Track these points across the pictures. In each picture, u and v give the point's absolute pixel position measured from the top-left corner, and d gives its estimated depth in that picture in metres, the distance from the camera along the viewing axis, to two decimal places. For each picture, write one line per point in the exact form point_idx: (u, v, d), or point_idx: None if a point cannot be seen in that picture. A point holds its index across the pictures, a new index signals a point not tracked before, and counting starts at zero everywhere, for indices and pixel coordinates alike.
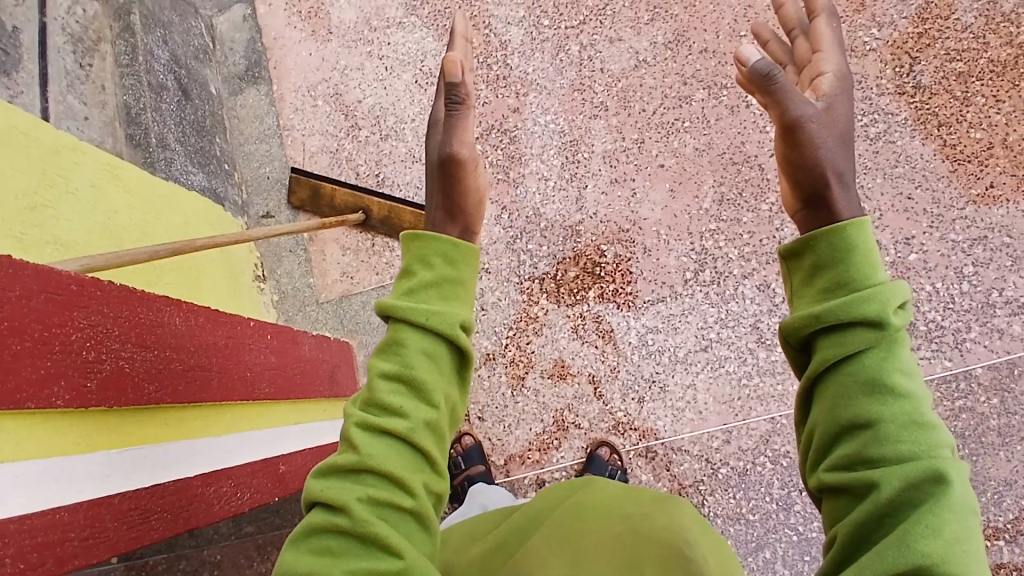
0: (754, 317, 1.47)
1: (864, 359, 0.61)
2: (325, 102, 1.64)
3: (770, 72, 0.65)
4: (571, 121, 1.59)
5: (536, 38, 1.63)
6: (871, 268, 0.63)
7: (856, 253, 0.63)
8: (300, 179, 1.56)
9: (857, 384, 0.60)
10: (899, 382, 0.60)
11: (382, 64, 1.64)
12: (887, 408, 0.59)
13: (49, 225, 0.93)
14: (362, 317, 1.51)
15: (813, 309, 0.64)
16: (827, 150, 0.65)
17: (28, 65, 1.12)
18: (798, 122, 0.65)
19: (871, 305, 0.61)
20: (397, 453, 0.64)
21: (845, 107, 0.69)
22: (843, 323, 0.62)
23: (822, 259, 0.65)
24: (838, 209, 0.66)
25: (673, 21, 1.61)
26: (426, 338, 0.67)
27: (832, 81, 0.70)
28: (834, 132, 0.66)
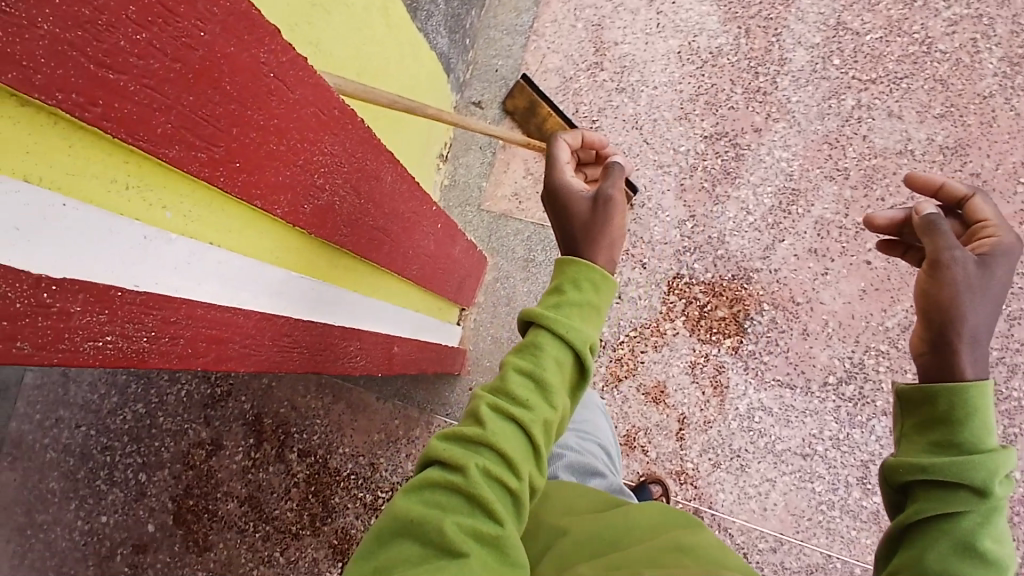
0: (870, 455, 1.37)
1: (961, 517, 0.70)
2: (584, 27, 1.58)
3: (937, 219, 0.76)
4: (805, 170, 1.48)
5: (817, 71, 1.50)
6: (985, 438, 0.72)
7: (975, 420, 0.71)
8: (525, 87, 1.53)
9: (951, 535, 0.69)
10: (988, 547, 0.69)
11: (656, 19, 1.56)
12: (978, 561, 0.68)
13: (319, 29, 0.93)
14: (508, 241, 1.51)
15: (921, 460, 0.73)
16: (977, 305, 0.73)
17: None
18: (952, 267, 0.74)
19: (980, 474, 0.70)
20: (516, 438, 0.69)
21: (1006, 271, 0.74)
22: (950, 482, 0.71)
23: (942, 415, 0.73)
24: (963, 368, 0.73)
25: (963, 129, 1.45)
26: (564, 349, 0.73)
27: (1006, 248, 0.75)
28: (987, 288, 0.74)
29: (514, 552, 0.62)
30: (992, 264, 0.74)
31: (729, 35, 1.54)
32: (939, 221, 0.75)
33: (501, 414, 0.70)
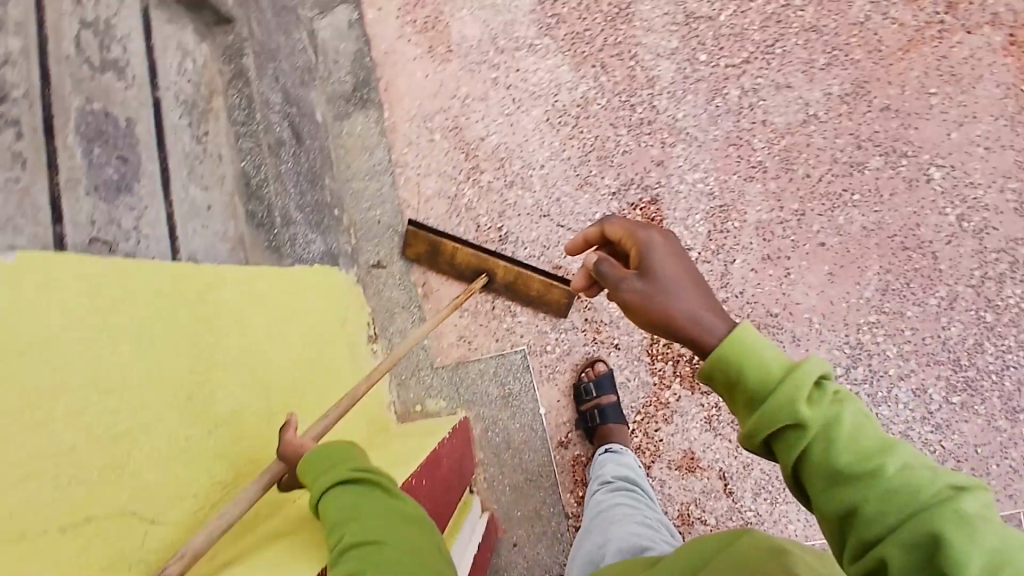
0: (905, 424, 1.37)
1: (809, 454, 0.62)
2: (443, 136, 1.46)
3: (597, 264, 0.83)
4: (723, 181, 1.39)
5: (689, 76, 1.40)
6: (767, 364, 0.65)
7: (745, 359, 0.66)
8: (417, 232, 1.41)
9: (819, 478, 0.62)
10: (854, 459, 0.60)
11: (509, 95, 1.44)
12: (852, 483, 0.60)
13: (212, 409, 0.83)
14: (479, 387, 1.45)
15: (747, 429, 0.66)
16: (668, 292, 0.76)
17: (147, 165, 0.90)
18: (631, 288, 0.79)
19: (785, 401, 0.63)
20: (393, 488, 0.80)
21: (674, 254, 0.80)
22: (777, 429, 0.64)
23: (728, 380, 0.67)
24: (713, 336, 0.71)
25: (853, 69, 1.38)
26: (345, 482, 0.76)
27: (658, 242, 0.82)
28: (668, 272, 0.78)
29: None
30: (655, 256, 0.80)
31: (587, 78, 1.42)
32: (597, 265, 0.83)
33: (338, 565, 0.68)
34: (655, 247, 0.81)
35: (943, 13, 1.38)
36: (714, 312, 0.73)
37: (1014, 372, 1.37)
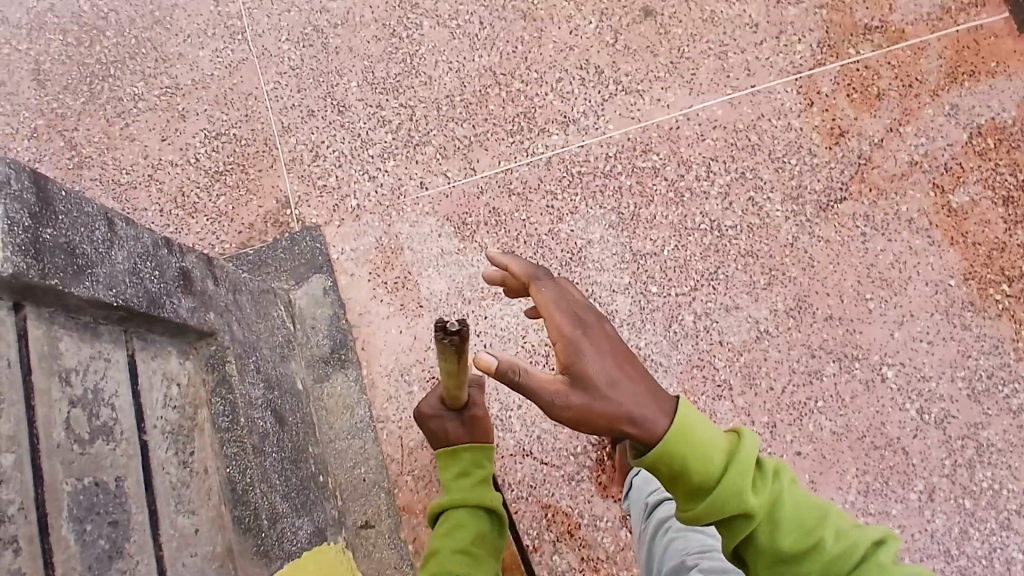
0: None
1: (756, 534, 0.94)
2: (421, 386, 1.51)
3: (514, 370, 0.83)
4: (693, 402, 1.45)
5: (645, 307, 1.50)
6: (711, 459, 0.91)
7: (695, 455, 0.90)
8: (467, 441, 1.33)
9: (765, 555, 0.95)
10: (787, 529, 0.94)
11: (480, 341, 1.53)
12: (790, 554, 0.94)
13: None
14: None
15: (699, 517, 0.92)
16: (605, 398, 0.86)
17: (137, 517, 0.91)
18: (570, 400, 0.86)
19: (733, 496, 0.91)
20: (451, 488, 1.30)
21: (599, 351, 0.89)
22: (730, 517, 0.93)
23: (682, 480, 0.91)
24: (650, 429, 0.89)
25: (792, 285, 1.50)
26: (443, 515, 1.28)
27: (586, 339, 0.89)
28: (603, 377, 0.87)
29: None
30: (591, 358, 0.88)
31: None
32: (519, 377, 0.83)
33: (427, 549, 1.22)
34: (583, 345, 0.88)
35: (862, 225, 1.53)
36: (648, 409, 0.89)
37: (1001, 554, 1.38)
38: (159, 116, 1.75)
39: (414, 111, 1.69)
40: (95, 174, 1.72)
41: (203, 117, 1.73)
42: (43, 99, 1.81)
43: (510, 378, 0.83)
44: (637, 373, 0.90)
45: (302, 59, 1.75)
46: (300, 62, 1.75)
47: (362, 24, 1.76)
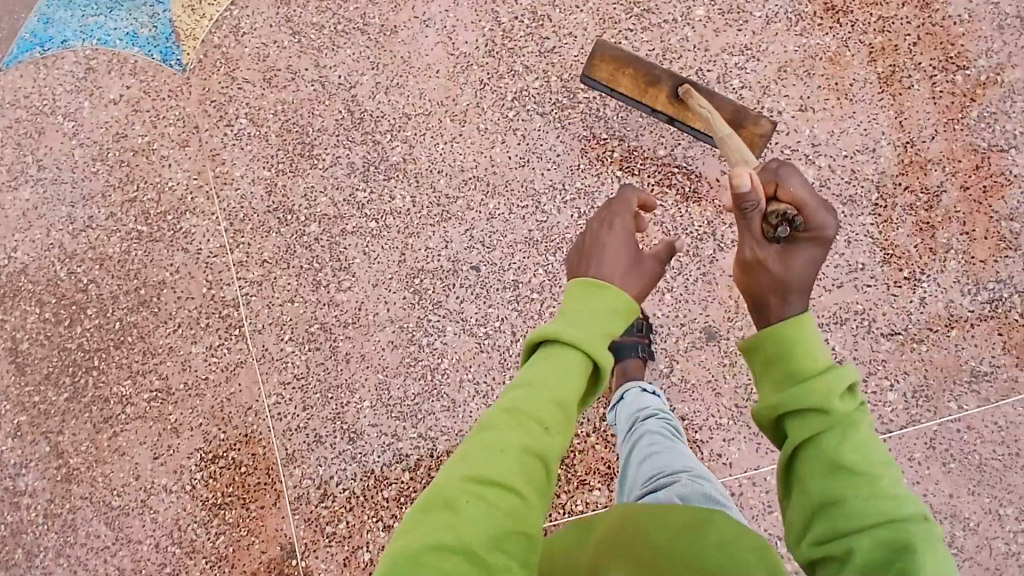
0: None
1: (824, 438, 0.78)
2: None
3: (750, 207, 0.91)
4: None
5: None
6: (818, 358, 0.83)
7: (801, 348, 0.83)
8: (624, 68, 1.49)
9: (825, 466, 0.77)
10: (854, 461, 0.76)
11: None
12: (854, 468, 0.76)
13: None
14: None
15: (774, 401, 0.82)
16: (791, 276, 0.89)
17: None
18: (769, 268, 0.90)
19: (824, 384, 0.79)
20: (580, 325, 0.84)
21: (812, 245, 0.91)
22: (802, 414, 0.80)
23: (775, 357, 0.85)
24: (787, 311, 0.87)
25: None
26: (548, 348, 0.83)
27: (823, 235, 0.91)
28: (801, 260, 0.90)
29: (523, 510, 0.71)
30: (808, 243, 0.91)
31: None
32: (752, 215, 0.91)
33: (512, 410, 0.78)
34: (812, 228, 0.91)
35: None
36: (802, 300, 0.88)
37: None
38: (149, 427, 1.55)
39: (434, 443, 1.47)
40: (85, 492, 1.54)
41: (198, 433, 1.53)
42: (23, 390, 1.61)
43: (743, 210, 0.92)
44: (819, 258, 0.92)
45: (308, 366, 1.53)
46: (306, 369, 1.53)
47: (376, 325, 1.53)
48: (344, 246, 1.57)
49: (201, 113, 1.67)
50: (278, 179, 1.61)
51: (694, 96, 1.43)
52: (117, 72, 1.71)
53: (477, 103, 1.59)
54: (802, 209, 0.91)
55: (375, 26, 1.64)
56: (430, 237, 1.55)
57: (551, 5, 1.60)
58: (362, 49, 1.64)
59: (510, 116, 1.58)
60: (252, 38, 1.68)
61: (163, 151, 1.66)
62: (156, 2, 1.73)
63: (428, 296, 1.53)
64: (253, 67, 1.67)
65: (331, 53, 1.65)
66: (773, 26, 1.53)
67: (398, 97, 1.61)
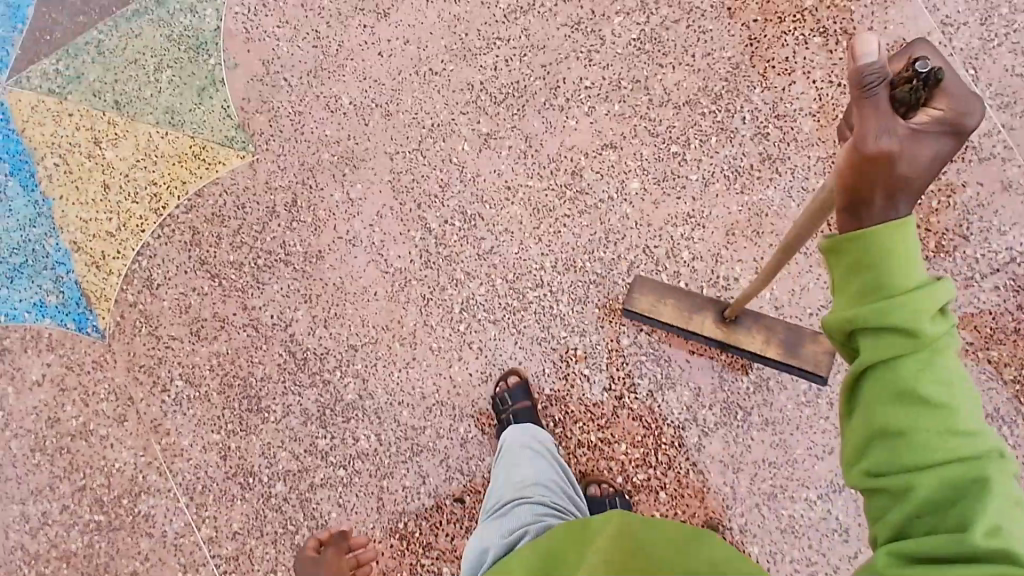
0: None
1: (906, 362, 0.63)
2: None
3: (880, 75, 0.60)
4: None
5: None
6: (913, 271, 0.62)
7: (896, 259, 0.62)
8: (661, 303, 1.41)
9: (902, 388, 0.62)
10: (937, 395, 0.61)
11: None
12: (935, 401, 0.61)
13: None
14: None
15: (849, 311, 0.65)
16: (915, 172, 0.63)
17: None
18: (890, 168, 0.62)
19: (913, 307, 0.61)
20: None
21: (950, 138, 0.64)
22: (882, 327, 0.63)
23: (860, 258, 0.64)
24: (888, 214, 0.64)
25: None
26: None
27: (967, 120, 0.63)
28: (929, 150, 0.63)
29: None
30: (942, 127, 0.63)
31: None
32: (880, 89, 0.60)
33: None
34: (952, 115, 0.63)
35: None
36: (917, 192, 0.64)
37: None
38: None
39: None
40: None
41: None
42: None
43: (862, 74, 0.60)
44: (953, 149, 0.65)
45: None
46: None
47: None
48: (317, 502, 1.47)
49: (131, 381, 1.55)
50: (231, 441, 1.51)
51: (742, 340, 1.38)
52: (34, 349, 1.58)
53: (423, 321, 1.49)
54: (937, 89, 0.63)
55: (298, 253, 1.53)
56: (405, 475, 1.46)
57: (479, 201, 1.50)
58: (289, 282, 1.52)
59: (462, 328, 1.49)
60: (168, 289, 1.55)
61: (101, 430, 1.54)
62: (55, 264, 1.60)
63: (416, 539, 1.44)
64: (176, 321, 1.54)
65: (257, 292, 1.53)
66: (712, 187, 1.46)
67: (339, 329, 1.51)
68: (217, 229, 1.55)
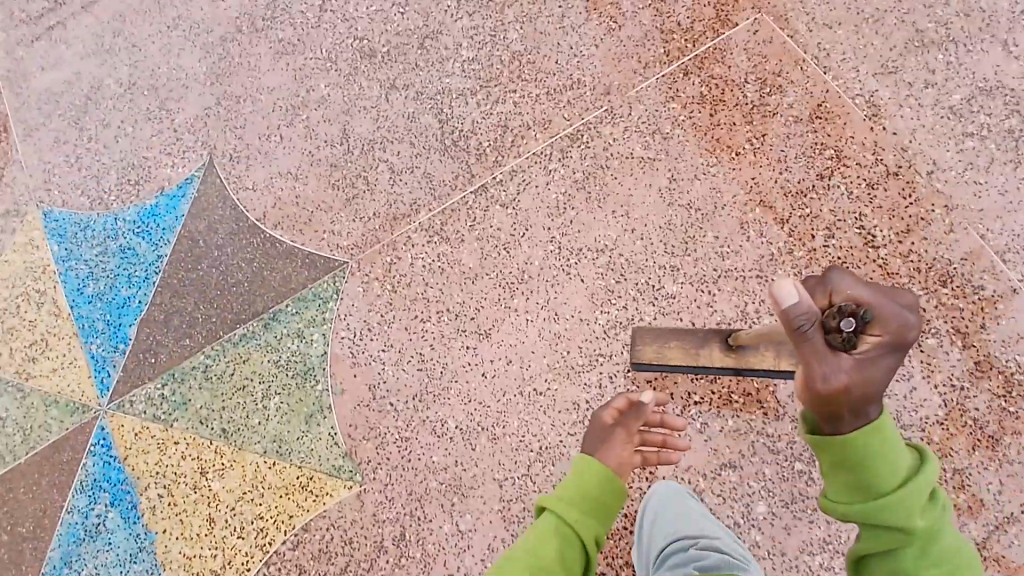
0: None
1: (899, 536, 0.90)
2: None
3: (810, 322, 0.78)
4: None
5: None
6: (894, 474, 0.88)
7: (882, 466, 0.87)
8: (668, 345, 1.48)
9: (886, 550, 0.92)
10: (925, 550, 0.91)
11: None
12: (914, 558, 0.91)
13: None
14: None
15: (856, 506, 0.89)
16: (868, 392, 0.83)
17: None
18: (849, 393, 0.82)
19: (898, 504, 0.88)
20: None
21: (889, 349, 0.84)
22: (888, 520, 0.88)
23: (857, 473, 0.88)
24: (855, 424, 0.86)
25: None
26: None
27: (896, 332, 0.84)
28: (881, 368, 0.83)
29: None
30: (884, 348, 0.84)
31: None
32: (813, 337, 0.79)
33: None
34: (884, 330, 0.84)
35: None
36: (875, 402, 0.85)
37: None
38: None
39: None
40: None
41: None
42: None
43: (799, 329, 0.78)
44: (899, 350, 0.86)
45: None
46: None
47: None
48: None
49: None
50: None
51: (751, 364, 1.39)
52: None
53: None
54: (866, 308, 0.84)
55: None
56: None
57: None
58: None
59: None
60: None
61: None
62: None
63: None
64: None
65: None
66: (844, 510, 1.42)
67: None
68: (324, 566, 1.53)
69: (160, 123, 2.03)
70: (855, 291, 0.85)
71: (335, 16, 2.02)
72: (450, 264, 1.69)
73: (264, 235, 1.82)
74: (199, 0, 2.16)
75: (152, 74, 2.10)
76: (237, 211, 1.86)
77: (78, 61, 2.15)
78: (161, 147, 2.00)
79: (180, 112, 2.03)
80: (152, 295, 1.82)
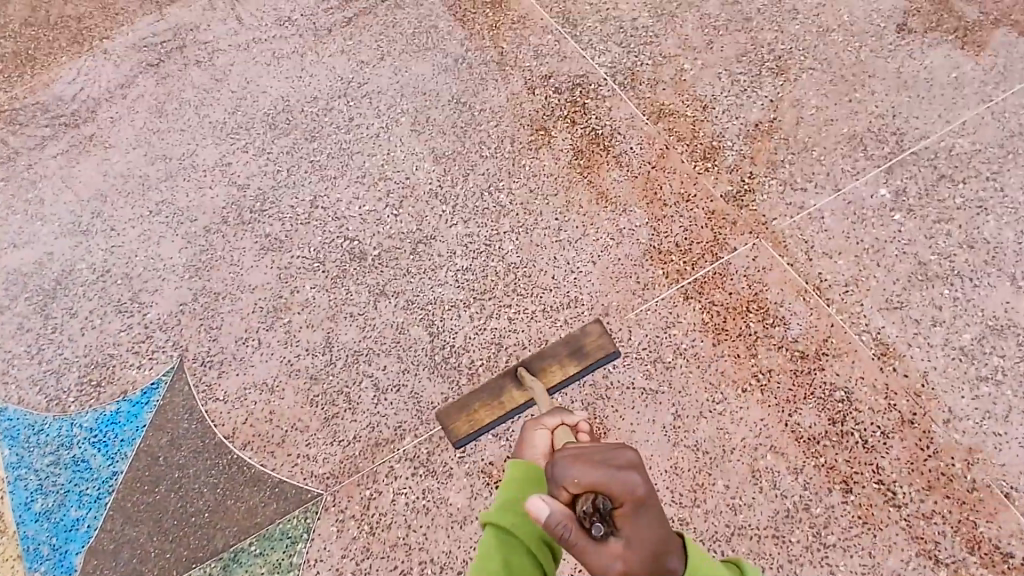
0: None
1: None
2: None
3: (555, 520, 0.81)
4: None
5: None
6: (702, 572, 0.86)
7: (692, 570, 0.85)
8: (473, 403, 1.59)
9: None
10: None
11: None
12: None
13: None
14: None
15: None
16: (645, 545, 0.81)
17: None
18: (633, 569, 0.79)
19: None
20: (507, 522, 1.03)
21: (647, 506, 0.83)
22: None
23: None
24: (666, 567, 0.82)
25: None
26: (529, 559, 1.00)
27: (640, 492, 0.82)
28: (643, 525, 0.82)
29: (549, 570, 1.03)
30: (637, 505, 0.82)
31: None
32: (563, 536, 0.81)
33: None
34: (625, 499, 0.82)
35: None
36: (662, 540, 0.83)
37: None
38: None
39: None
40: None
41: None
42: None
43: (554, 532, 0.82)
44: (651, 503, 0.83)
45: None
46: None
47: None
48: None
49: None
50: None
51: (528, 377, 1.55)
52: None
53: None
54: (600, 491, 0.82)
55: None
56: None
57: None
58: None
59: None
60: None
61: None
62: None
63: None
64: None
65: None
66: None
67: None
68: None
69: (130, 318, 1.90)
70: (583, 469, 0.84)
71: (327, 214, 1.99)
72: (437, 503, 1.55)
73: (231, 457, 1.67)
74: (187, 185, 2.12)
75: (128, 263, 2.00)
76: (204, 426, 1.71)
77: (51, 241, 2.08)
78: (128, 345, 1.86)
79: (153, 308, 1.90)
80: (102, 521, 1.65)
